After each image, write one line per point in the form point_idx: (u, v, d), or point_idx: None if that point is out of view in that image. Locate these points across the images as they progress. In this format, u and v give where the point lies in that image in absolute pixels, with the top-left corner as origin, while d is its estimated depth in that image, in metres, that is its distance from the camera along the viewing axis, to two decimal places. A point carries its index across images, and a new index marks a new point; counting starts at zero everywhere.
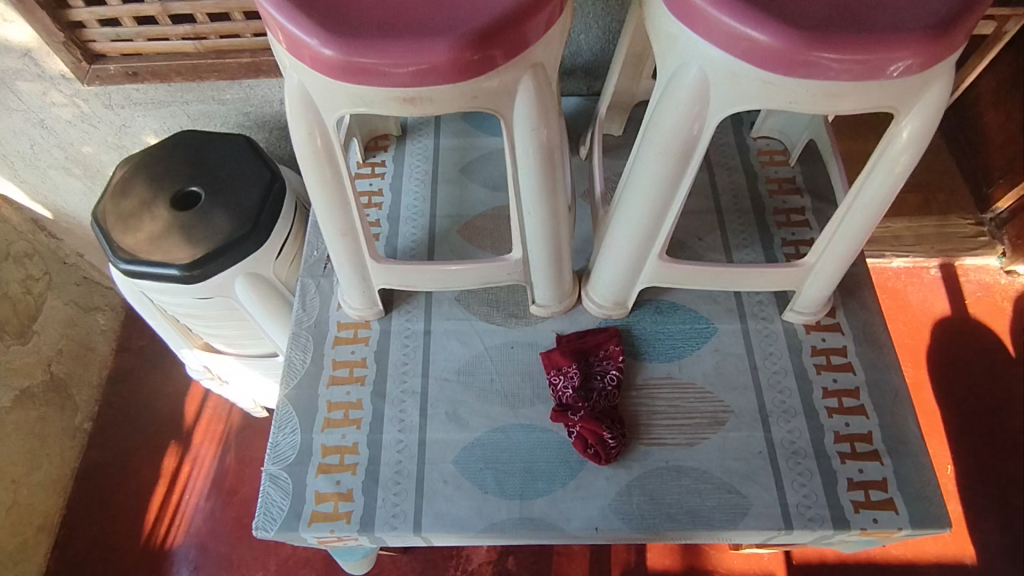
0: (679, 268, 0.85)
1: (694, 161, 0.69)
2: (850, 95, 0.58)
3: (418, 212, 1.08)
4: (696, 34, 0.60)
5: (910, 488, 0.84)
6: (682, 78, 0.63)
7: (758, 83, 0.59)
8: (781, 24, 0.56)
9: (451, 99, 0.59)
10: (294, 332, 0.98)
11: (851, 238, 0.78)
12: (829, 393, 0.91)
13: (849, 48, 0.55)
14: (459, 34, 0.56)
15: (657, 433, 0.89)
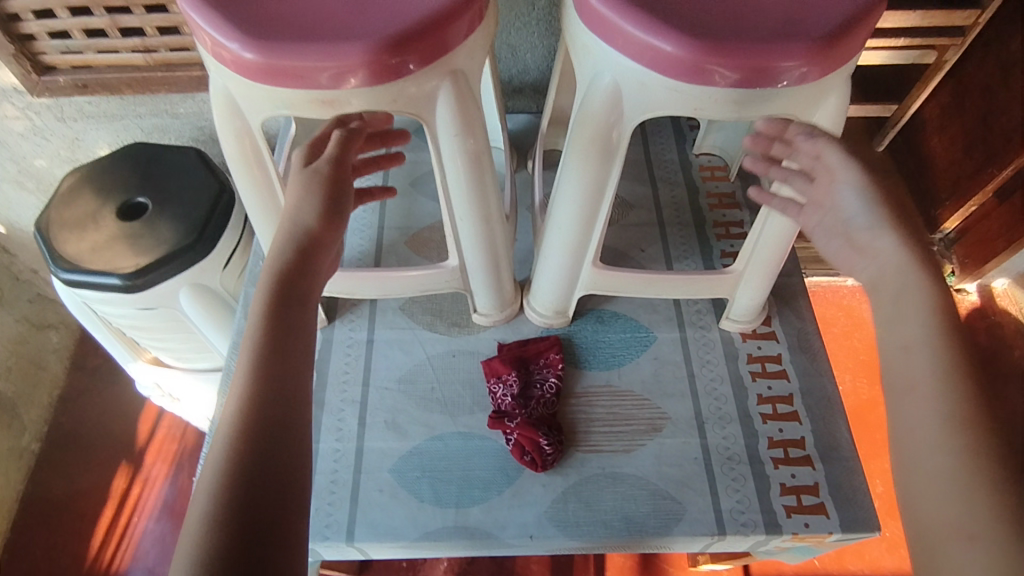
0: (613, 275, 0.87)
1: (616, 167, 0.71)
2: (751, 103, 0.62)
3: (367, 223, 1.09)
4: (609, 46, 0.62)
5: (841, 493, 0.85)
6: (597, 87, 0.65)
7: (669, 91, 0.62)
8: (685, 35, 0.59)
9: (370, 101, 0.61)
10: (234, 342, 0.97)
11: (777, 245, 0.81)
12: (764, 399, 0.92)
13: (747, 58, 0.58)
14: (375, 38, 0.58)
15: (594, 440, 0.89)
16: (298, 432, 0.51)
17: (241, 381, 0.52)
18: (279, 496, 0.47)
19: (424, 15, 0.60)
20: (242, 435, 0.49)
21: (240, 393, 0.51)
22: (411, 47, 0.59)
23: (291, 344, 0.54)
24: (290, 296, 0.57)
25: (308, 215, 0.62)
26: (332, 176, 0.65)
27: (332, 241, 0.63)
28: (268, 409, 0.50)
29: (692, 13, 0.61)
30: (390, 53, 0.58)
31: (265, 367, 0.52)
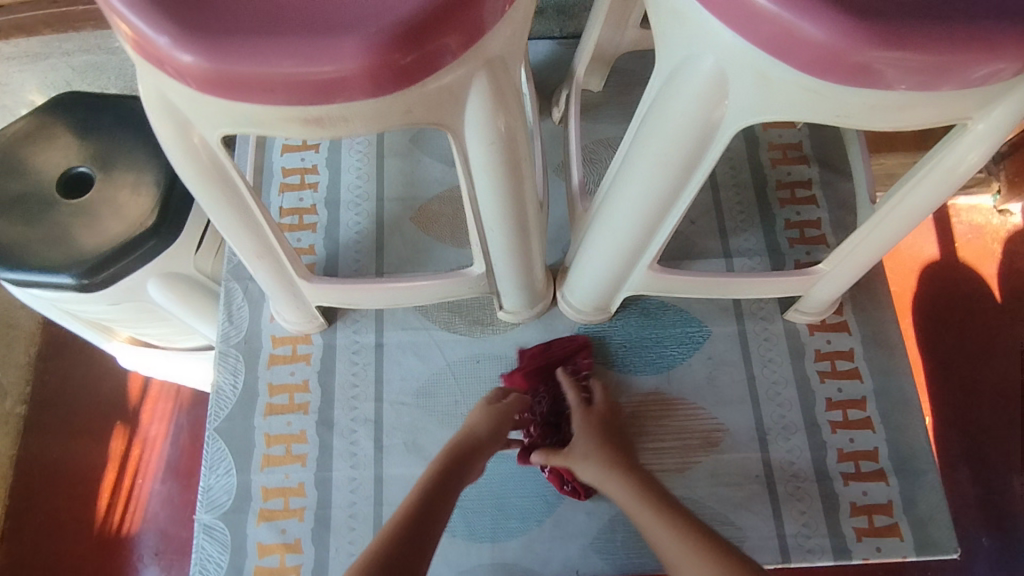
0: (670, 278, 0.72)
1: (700, 175, 0.54)
2: (919, 107, 0.44)
3: (363, 194, 0.90)
4: (720, 21, 0.43)
5: (917, 511, 0.77)
6: (692, 75, 0.47)
7: (803, 88, 0.44)
8: (838, 14, 0.40)
9: (372, 115, 0.42)
10: (220, 351, 0.82)
11: (880, 245, 0.66)
12: (833, 404, 0.81)
13: (930, 48, 0.40)
14: (380, 24, 0.38)
15: (643, 458, 0.80)
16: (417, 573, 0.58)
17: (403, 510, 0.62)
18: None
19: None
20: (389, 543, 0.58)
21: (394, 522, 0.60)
22: (434, 38, 0.39)
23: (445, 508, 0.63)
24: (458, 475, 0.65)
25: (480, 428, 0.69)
26: (507, 413, 0.71)
27: (496, 450, 0.70)
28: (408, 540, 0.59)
29: None
30: (403, 51, 0.39)
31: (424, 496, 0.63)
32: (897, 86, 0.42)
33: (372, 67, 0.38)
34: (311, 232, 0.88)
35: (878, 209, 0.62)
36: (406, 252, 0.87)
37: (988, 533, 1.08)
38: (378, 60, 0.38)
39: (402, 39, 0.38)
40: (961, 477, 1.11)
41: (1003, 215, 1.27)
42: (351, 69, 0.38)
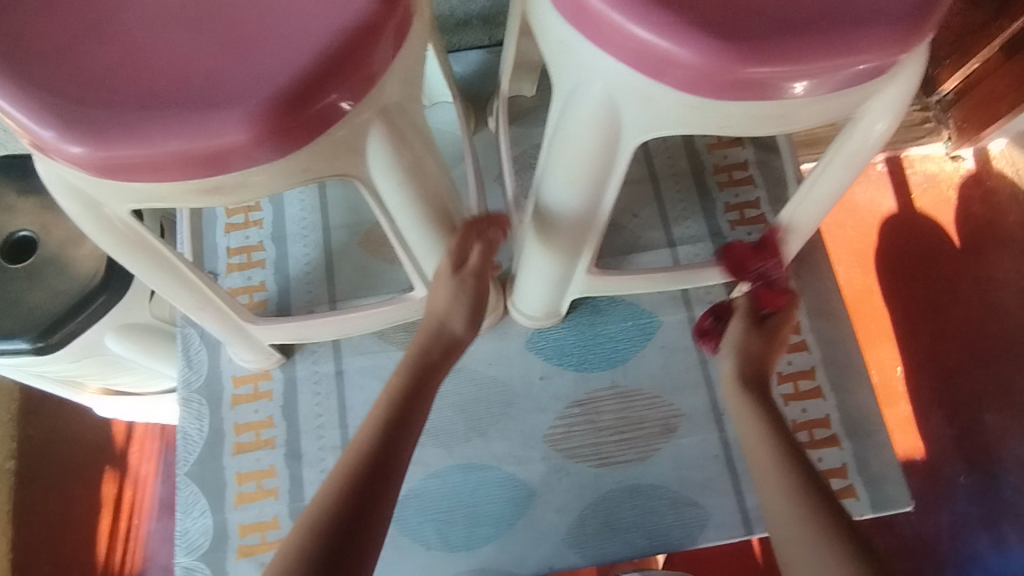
0: (612, 279, 0.75)
1: (614, 189, 0.56)
2: (795, 114, 0.46)
3: (308, 225, 0.91)
4: (597, 48, 0.45)
5: (870, 471, 0.80)
6: (581, 104, 0.48)
7: (687, 107, 0.46)
8: (703, 36, 0.42)
9: (270, 181, 0.43)
10: (183, 398, 0.84)
11: (805, 226, 0.68)
12: (784, 378, 0.84)
13: (791, 60, 0.42)
14: (261, 95, 0.39)
15: (606, 451, 0.82)
16: (375, 510, 0.51)
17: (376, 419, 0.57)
18: (369, 526, 0.50)
19: (325, 43, 0.40)
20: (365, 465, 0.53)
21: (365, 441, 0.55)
22: (317, 101, 0.40)
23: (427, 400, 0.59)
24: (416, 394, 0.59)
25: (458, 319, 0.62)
26: (477, 272, 0.61)
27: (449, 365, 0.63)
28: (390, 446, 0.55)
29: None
30: (286, 117, 0.40)
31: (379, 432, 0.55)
32: (772, 96, 0.44)
33: (257, 136, 0.39)
34: (260, 269, 0.89)
35: (799, 191, 0.64)
36: (357, 277, 0.88)
37: (965, 472, 1.04)
38: (263, 128, 0.39)
39: (285, 106, 0.39)
40: (935, 421, 1.07)
41: (957, 161, 1.21)
42: (236, 141, 0.39)
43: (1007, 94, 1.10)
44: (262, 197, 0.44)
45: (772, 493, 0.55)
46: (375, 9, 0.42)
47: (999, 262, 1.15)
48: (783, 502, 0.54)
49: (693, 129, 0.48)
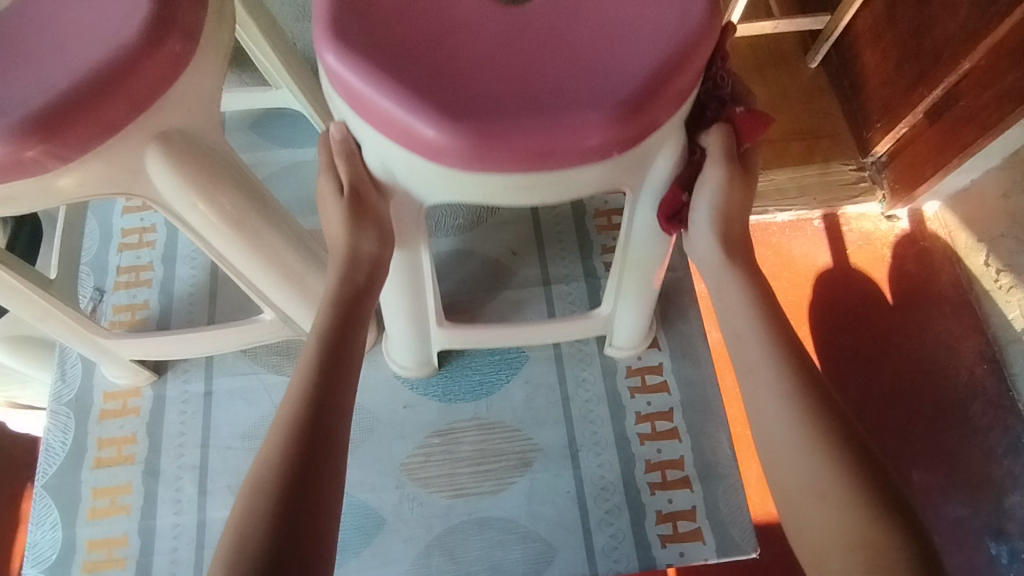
0: (465, 331, 0.78)
1: (422, 241, 0.63)
2: (546, 184, 0.52)
3: (199, 249, 0.94)
4: (370, 125, 0.51)
5: (719, 514, 0.81)
6: (372, 161, 0.55)
7: (442, 173, 0.52)
8: (445, 118, 0.48)
9: (43, 191, 0.48)
10: (52, 410, 0.86)
11: (636, 284, 0.73)
12: (641, 417, 0.86)
13: (522, 141, 0.48)
14: (17, 116, 0.45)
15: (460, 483, 0.82)
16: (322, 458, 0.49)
17: (262, 466, 0.48)
18: (306, 546, 0.45)
19: (85, 74, 0.46)
20: (265, 511, 0.45)
21: (249, 497, 0.47)
22: (70, 125, 0.46)
23: (325, 415, 0.51)
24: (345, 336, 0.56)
25: (364, 243, 0.58)
26: (363, 195, 0.57)
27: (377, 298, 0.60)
28: (294, 479, 0.47)
29: (460, 83, 0.49)
30: (38, 136, 0.45)
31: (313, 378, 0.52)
32: (510, 168, 0.50)
33: (10, 151, 0.45)
34: (146, 288, 0.92)
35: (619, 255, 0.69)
36: (238, 301, 0.91)
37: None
38: (15, 145, 0.45)
39: (37, 127, 0.45)
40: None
41: (892, 221, 1.07)
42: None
43: (931, 158, 0.98)
44: (41, 207, 0.50)
45: (809, 512, 0.49)
46: (138, 47, 0.47)
47: (936, 325, 0.99)
48: (833, 525, 0.47)
49: (456, 191, 0.53)
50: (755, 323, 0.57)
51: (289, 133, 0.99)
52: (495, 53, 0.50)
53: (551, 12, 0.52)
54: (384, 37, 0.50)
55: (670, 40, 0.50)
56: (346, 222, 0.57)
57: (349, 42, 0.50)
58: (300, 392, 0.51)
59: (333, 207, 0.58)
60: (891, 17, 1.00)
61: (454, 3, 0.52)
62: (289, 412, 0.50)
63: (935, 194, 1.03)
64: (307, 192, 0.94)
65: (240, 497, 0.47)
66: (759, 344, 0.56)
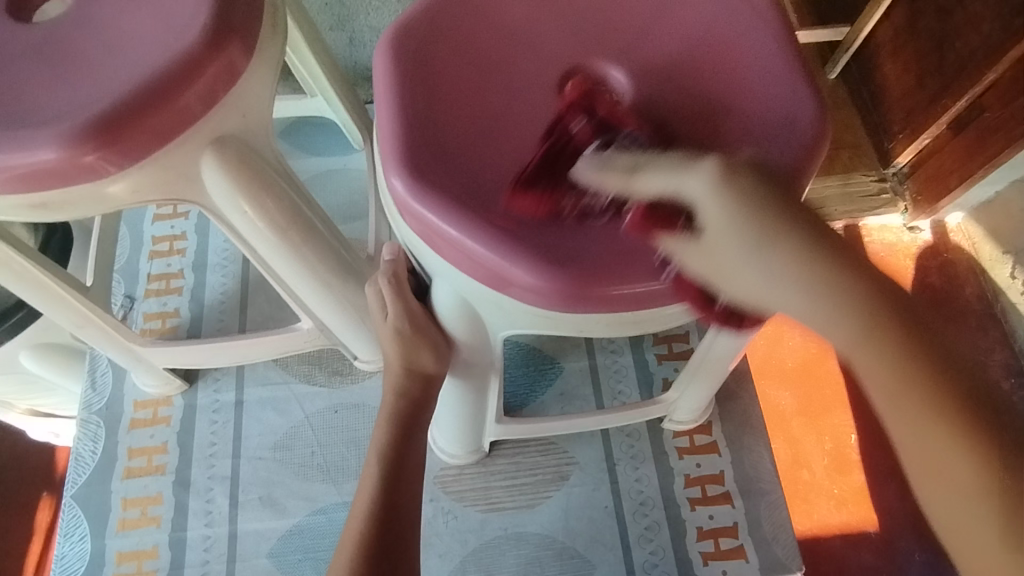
0: (523, 425, 0.72)
1: (495, 361, 0.53)
2: (652, 319, 0.44)
3: (229, 256, 0.93)
4: (439, 257, 0.43)
5: (762, 531, 0.78)
6: (440, 298, 0.48)
7: (535, 315, 0.43)
8: (539, 258, 0.40)
9: (97, 198, 0.47)
10: (81, 419, 0.85)
11: (713, 372, 0.67)
12: (680, 431, 0.84)
13: (635, 280, 0.40)
14: (75, 121, 0.44)
15: (496, 497, 0.81)
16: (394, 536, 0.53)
17: (359, 521, 0.54)
18: None
19: (144, 80, 0.45)
20: (364, 558, 0.51)
21: (354, 557, 0.52)
22: (129, 131, 0.45)
23: (404, 477, 0.56)
24: (421, 399, 0.58)
25: (424, 359, 0.53)
26: (419, 326, 0.52)
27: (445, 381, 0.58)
28: (386, 537, 0.53)
29: (550, 211, 0.41)
30: (96, 142, 0.44)
31: (392, 454, 0.57)
32: (616, 309, 0.42)
33: (66, 157, 0.44)
34: (176, 296, 0.91)
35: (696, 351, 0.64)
36: (269, 309, 0.89)
37: (920, 548, 0.92)
38: (72, 150, 0.44)
39: (94, 133, 0.44)
40: (889, 495, 0.94)
41: (914, 233, 1.02)
42: (47, 159, 0.43)
43: (954, 169, 0.93)
44: (92, 214, 0.49)
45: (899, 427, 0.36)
46: (198, 52, 0.46)
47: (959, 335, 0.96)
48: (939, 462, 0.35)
49: (553, 334, 0.45)
50: (794, 272, 0.35)
51: (318, 140, 0.98)
52: (585, 179, 0.43)
53: (637, 124, 0.46)
54: (454, 160, 0.43)
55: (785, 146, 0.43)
56: (396, 343, 0.54)
57: (416, 168, 0.42)
58: (382, 454, 0.57)
59: (386, 327, 0.55)
60: (913, 28, 0.90)
61: (529, 117, 0.45)
62: (374, 479, 0.56)
63: (959, 206, 0.98)
64: (337, 200, 0.94)
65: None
66: (797, 297, 0.36)
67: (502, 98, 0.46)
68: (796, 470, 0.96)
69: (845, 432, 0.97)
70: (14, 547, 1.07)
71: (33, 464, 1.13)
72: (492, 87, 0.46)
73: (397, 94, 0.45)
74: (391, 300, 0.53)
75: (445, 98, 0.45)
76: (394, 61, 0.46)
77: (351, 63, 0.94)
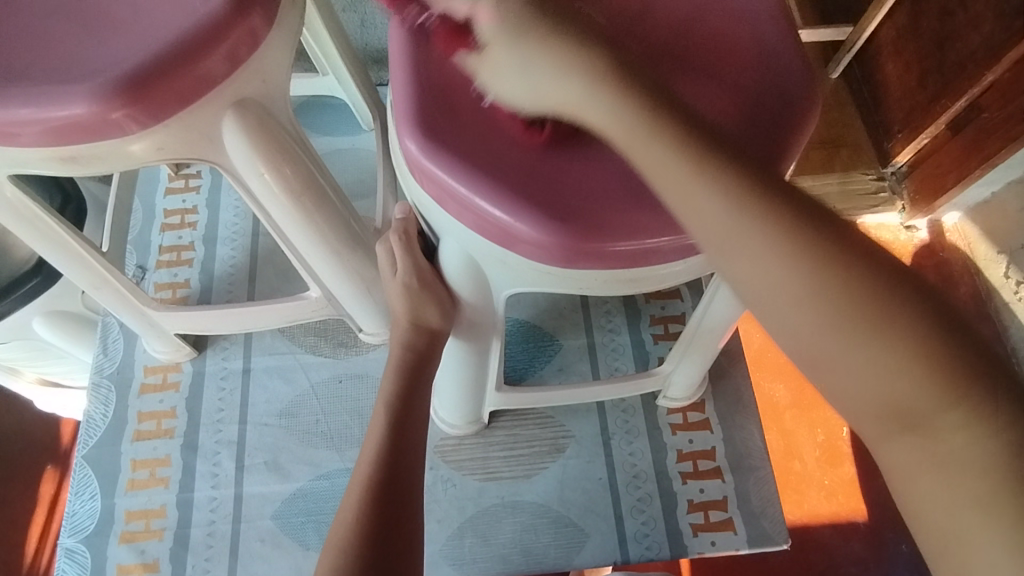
0: (521, 395, 0.74)
1: (498, 322, 0.56)
2: (646, 280, 0.47)
3: (239, 230, 0.96)
4: (447, 213, 0.46)
5: (750, 505, 0.81)
6: (448, 259, 0.50)
7: (538, 272, 0.46)
8: (544, 213, 0.42)
9: (124, 155, 0.50)
10: (93, 383, 0.88)
11: (707, 348, 0.70)
12: (673, 409, 0.87)
13: (630, 236, 0.43)
14: (105, 78, 0.46)
15: (493, 466, 0.83)
16: (398, 487, 0.56)
17: (364, 474, 0.56)
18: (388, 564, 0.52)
19: (172, 41, 0.48)
20: (369, 505, 0.54)
21: (359, 507, 0.54)
22: (156, 90, 0.47)
23: (410, 435, 0.59)
24: (427, 358, 0.61)
25: (431, 318, 0.56)
26: (429, 285, 0.55)
27: (448, 348, 0.61)
28: (390, 491, 0.55)
29: (552, 171, 0.44)
30: (125, 99, 0.46)
31: (397, 413, 0.59)
32: (615, 266, 0.44)
33: (96, 112, 0.46)
34: (186, 267, 0.93)
35: (689, 323, 0.66)
36: (276, 282, 0.92)
37: (905, 535, 0.94)
38: (102, 105, 0.46)
39: (123, 90, 0.46)
40: (873, 480, 0.97)
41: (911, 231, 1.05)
42: (78, 113, 0.46)
43: (952, 169, 0.95)
44: (117, 170, 0.51)
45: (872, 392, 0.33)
46: (224, 16, 0.49)
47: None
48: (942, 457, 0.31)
49: (555, 291, 0.48)
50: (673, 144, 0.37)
51: (329, 120, 1.01)
52: (588, 143, 0.46)
53: None
54: (465, 125, 0.45)
55: (773, 126, 0.46)
56: (405, 302, 0.57)
57: (429, 130, 0.45)
58: (389, 410, 0.59)
59: (395, 284, 0.57)
60: (915, 29, 0.91)
61: None
62: (379, 435, 0.58)
63: (955, 206, 1.00)
64: (347, 177, 0.96)
65: (340, 519, 0.54)
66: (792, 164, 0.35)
67: None
68: (785, 455, 0.99)
69: (836, 422, 1.00)
70: (18, 514, 1.10)
71: (41, 432, 1.15)
72: None
73: (413, 61, 0.47)
74: (399, 259, 0.56)
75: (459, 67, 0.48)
76: None
77: (363, 44, 0.97)
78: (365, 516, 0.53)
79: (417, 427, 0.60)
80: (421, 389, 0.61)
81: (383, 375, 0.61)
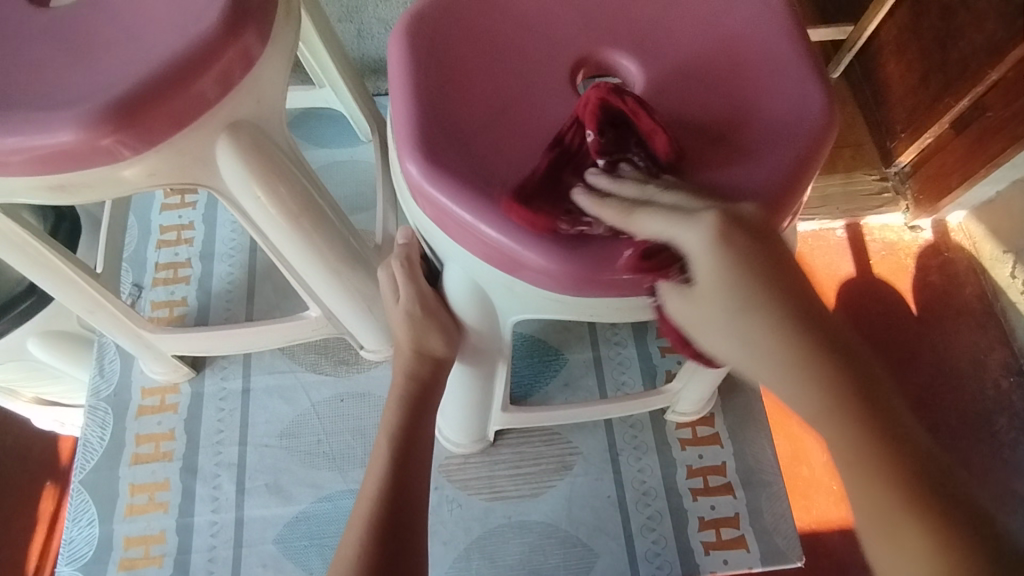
0: (527, 414, 0.72)
1: (505, 347, 0.54)
2: (657, 306, 0.45)
3: (236, 246, 0.94)
4: (450, 239, 0.44)
5: (762, 522, 0.79)
6: (453, 285, 0.48)
7: (545, 299, 0.44)
8: (551, 241, 0.41)
9: (115, 181, 0.48)
10: (90, 406, 0.86)
11: (715, 364, 0.68)
12: (681, 424, 0.85)
13: (640, 262, 0.41)
14: (94, 104, 0.45)
15: (499, 485, 0.82)
16: (402, 518, 0.54)
17: (367, 505, 0.54)
18: None
19: (163, 64, 0.46)
20: (373, 538, 0.52)
21: (363, 541, 0.52)
22: (147, 114, 0.46)
23: (415, 463, 0.57)
24: (431, 383, 0.59)
25: (435, 344, 0.54)
26: (433, 310, 0.53)
27: (452, 372, 0.60)
28: (395, 522, 0.54)
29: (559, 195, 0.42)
30: (114, 125, 0.45)
31: (401, 441, 0.57)
32: (625, 294, 0.43)
33: (85, 139, 0.44)
34: (184, 285, 0.91)
35: None
36: (275, 299, 0.90)
37: None
38: (91, 132, 0.44)
39: (113, 116, 0.45)
40: None
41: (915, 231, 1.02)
42: (66, 140, 0.44)
43: (956, 168, 0.92)
44: (108, 197, 0.49)
45: (848, 470, 0.37)
46: (217, 37, 0.47)
47: (960, 334, 0.95)
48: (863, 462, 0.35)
49: (564, 318, 0.46)
50: None
51: (326, 132, 0.99)
52: None
53: None
54: (468, 147, 0.44)
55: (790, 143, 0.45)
56: (407, 328, 0.55)
57: (431, 153, 0.43)
58: (392, 438, 0.57)
59: (397, 310, 0.56)
60: (916, 28, 0.90)
61: (541, 105, 0.46)
62: (383, 463, 0.56)
63: (960, 205, 0.97)
64: (345, 190, 0.94)
65: (344, 553, 0.52)
66: None
67: (516, 85, 0.47)
68: (796, 466, 0.97)
69: None
70: (16, 537, 1.08)
71: (39, 451, 1.13)
72: (506, 78, 0.47)
73: (414, 82, 0.46)
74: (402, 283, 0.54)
75: (461, 86, 0.46)
76: (410, 49, 0.47)
77: (359, 55, 0.95)
78: (370, 551, 0.51)
79: (421, 453, 0.58)
80: (425, 414, 0.59)
81: (386, 401, 0.59)
